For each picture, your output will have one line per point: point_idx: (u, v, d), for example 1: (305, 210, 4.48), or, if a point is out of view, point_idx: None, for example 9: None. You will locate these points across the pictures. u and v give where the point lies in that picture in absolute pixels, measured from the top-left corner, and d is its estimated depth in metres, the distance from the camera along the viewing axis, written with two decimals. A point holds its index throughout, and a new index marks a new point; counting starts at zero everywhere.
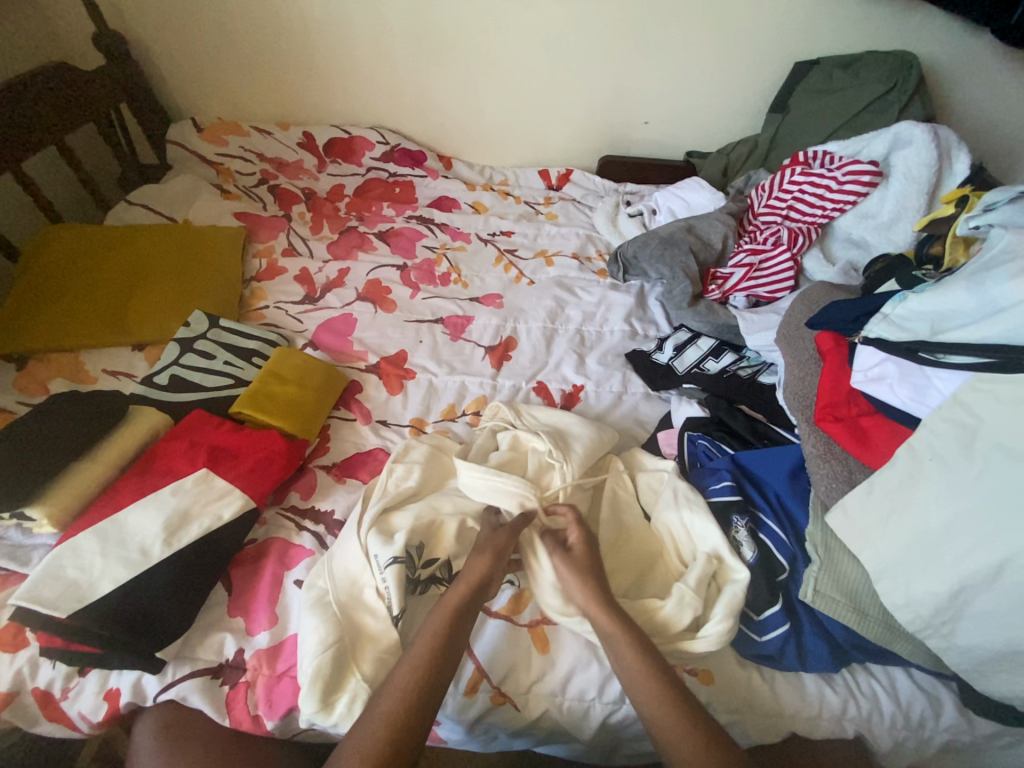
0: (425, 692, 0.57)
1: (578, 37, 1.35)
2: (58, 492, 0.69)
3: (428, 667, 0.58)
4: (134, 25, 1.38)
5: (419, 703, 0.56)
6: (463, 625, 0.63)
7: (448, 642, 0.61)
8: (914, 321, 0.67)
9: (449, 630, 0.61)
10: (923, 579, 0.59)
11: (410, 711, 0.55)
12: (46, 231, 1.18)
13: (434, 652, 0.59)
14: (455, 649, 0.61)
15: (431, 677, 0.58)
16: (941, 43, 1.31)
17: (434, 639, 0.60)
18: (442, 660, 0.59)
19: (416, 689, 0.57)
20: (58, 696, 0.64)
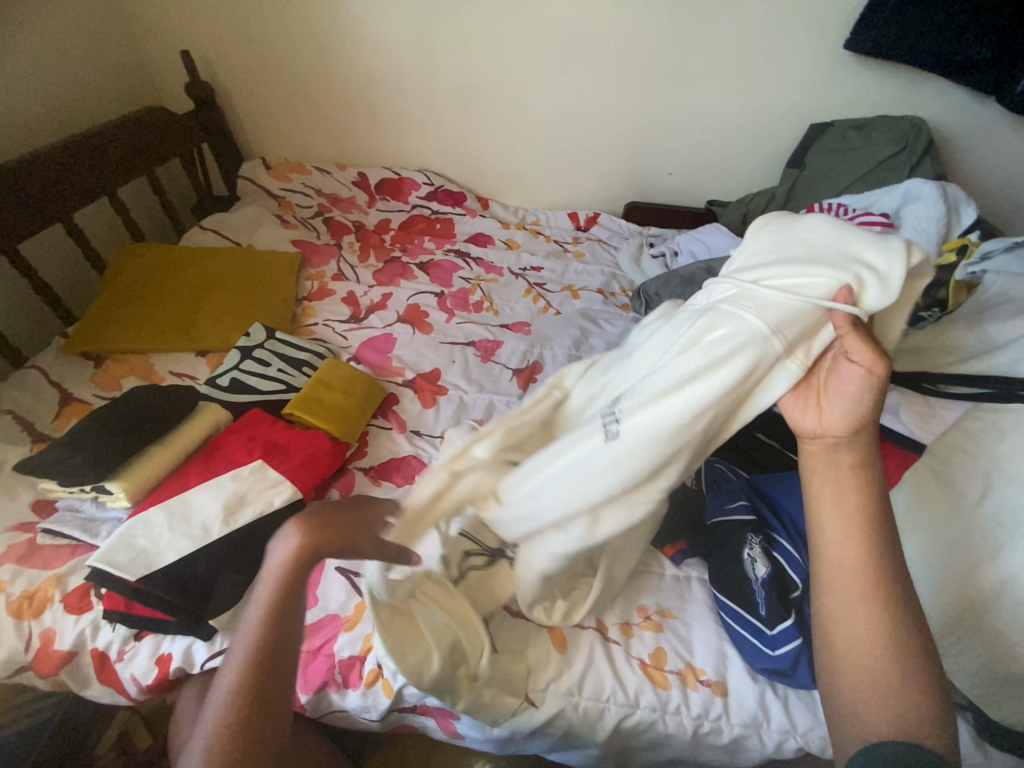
0: (271, 665, 0.50)
1: (610, 97, 1.51)
2: (133, 470, 0.78)
3: (266, 644, 0.51)
4: (222, 77, 1.59)
5: (265, 677, 0.50)
6: (299, 586, 0.53)
7: (286, 602, 0.53)
8: (918, 354, 0.73)
9: (286, 594, 0.53)
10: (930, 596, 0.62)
11: (255, 692, 0.49)
12: (130, 248, 1.33)
13: (269, 619, 0.52)
14: (295, 614, 0.53)
15: (272, 651, 0.51)
16: (948, 112, 1.42)
17: (270, 611, 0.52)
18: (278, 630, 0.52)
19: (262, 664, 0.50)
20: (114, 658, 0.69)
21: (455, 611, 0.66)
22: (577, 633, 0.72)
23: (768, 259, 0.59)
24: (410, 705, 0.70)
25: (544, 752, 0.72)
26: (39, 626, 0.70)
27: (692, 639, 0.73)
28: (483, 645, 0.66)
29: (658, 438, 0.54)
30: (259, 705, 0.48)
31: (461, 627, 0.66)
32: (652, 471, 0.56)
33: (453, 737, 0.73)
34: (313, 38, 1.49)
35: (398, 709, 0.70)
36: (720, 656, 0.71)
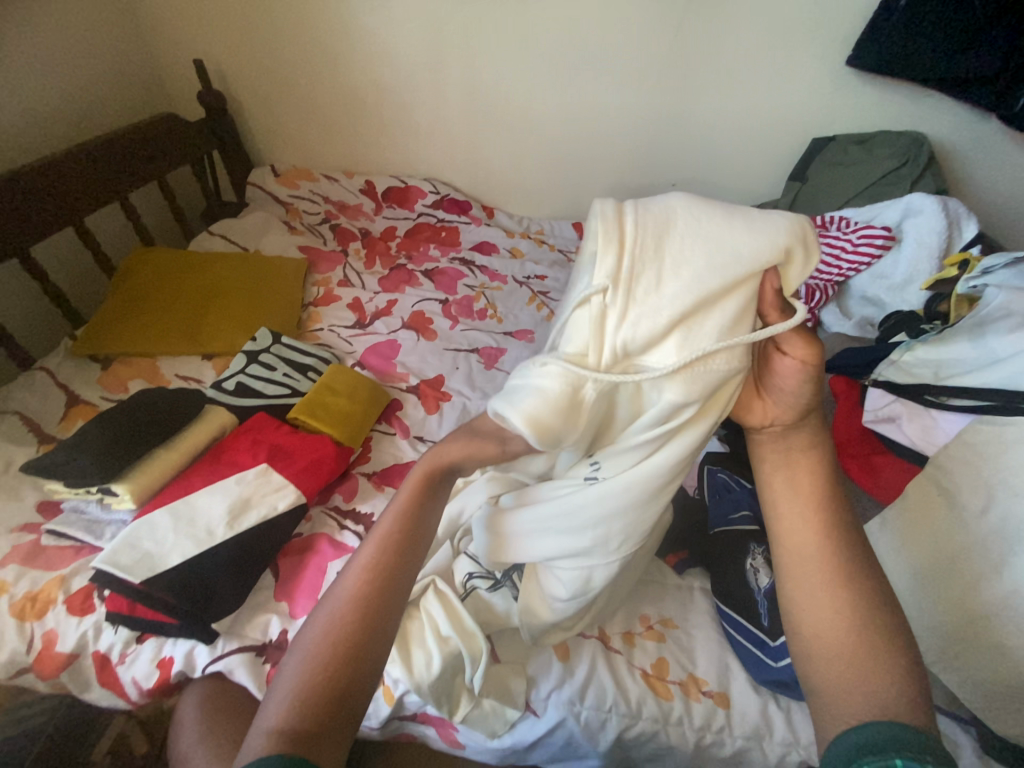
0: (375, 621, 0.45)
1: (615, 109, 1.53)
2: (138, 472, 0.78)
3: (377, 589, 0.47)
4: (233, 86, 1.62)
5: (368, 631, 0.44)
6: (422, 539, 0.51)
7: (405, 556, 0.49)
8: (920, 366, 0.75)
9: (408, 545, 0.50)
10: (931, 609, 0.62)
11: (348, 647, 0.43)
12: (139, 252, 1.35)
13: (386, 567, 0.48)
14: (409, 572, 0.49)
15: (380, 599, 0.46)
16: (949, 128, 1.44)
17: (386, 557, 0.48)
18: (390, 581, 0.47)
19: (364, 615, 0.45)
20: (115, 661, 0.69)
21: (456, 617, 0.67)
22: (579, 642, 0.72)
23: (671, 243, 0.49)
24: (411, 713, 0.70)
25: (545, 763, 0.72)
26: (41, 627, 0.70)
27: (695, 650, 0.73)
28: (477, 655, 0.66)
29: (639, 491, 0.56)
30: (350, 660, 0.43)
31: (456, 639, 0.66)
32: (626, 520, 0.58)
33: (453, 747, 0.72)
34: (324, 50, 1.52)
35: (399, 716, 0.70)
36: (723, 667, 0.71)
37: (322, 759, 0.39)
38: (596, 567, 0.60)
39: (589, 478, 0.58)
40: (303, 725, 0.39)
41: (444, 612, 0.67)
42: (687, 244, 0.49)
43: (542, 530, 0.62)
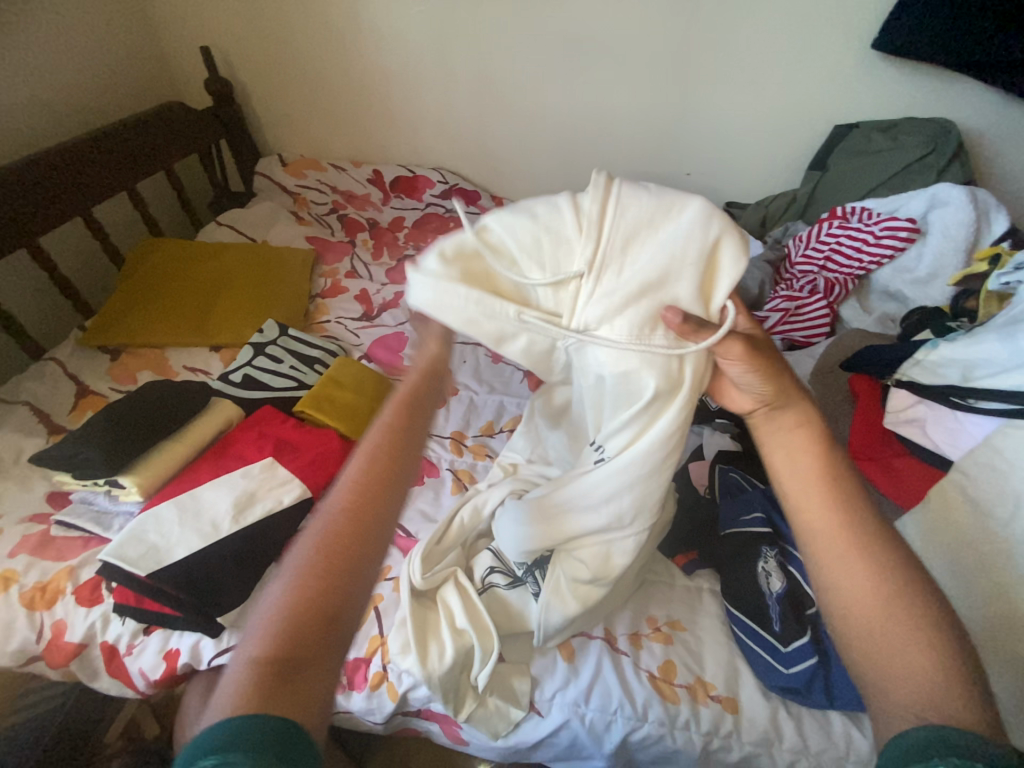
0: (360, 538, 0.45)
1: (628, 96, 1.48)
2: (144, 465, 0.78)
3: (360, 507, 0.46)
4: (240, 74, 1.60)
5: (349, 549, 0.44)
6: (407, 457, 0.50)
7: (392, 472, 0.49)
8: (946, 366, 0.70)
9: (392, 462, 0.49)
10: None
11: (332, 568, 0.43)
12: (147, 242, 1.34)
13: (371, 484, 0.47)
14: (395, 489, 0.48)
15: (365, 516, 0.46)
16: (978, 115, 1.38)
17: (369, 475, 0.48)
18: (376, 497, 0.47)
19: (349, 532, 0.45)
20: (123, 651, 0.70)
21: (471, 609, 0.67)
22: (586, 643, 0.71)
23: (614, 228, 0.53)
24: (415, 709, 0.69)
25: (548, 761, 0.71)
26: (51, 617, 0.71)
27: (706, 654, 0.71)
28: (487, 651, 0.65)
29: (640, 466, 0.56)
30: (334, 580, 0.43)
31: (468, 634, 0.66)
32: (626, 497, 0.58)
33: (456, 742, 0.72)
34: (331, 35, 1.49)
35: (403, 712, 0.70)
36: (733, 671, 0.70)
37: (302, 650, 0.40)
38: (615, 545, 0.62)
39: (597, 460, 0.60)
40: (284, 643, 0.40)
41: (460, 605, 0.67)
42: (649, 247, 0.53)
43: (561, 513, 0.63)
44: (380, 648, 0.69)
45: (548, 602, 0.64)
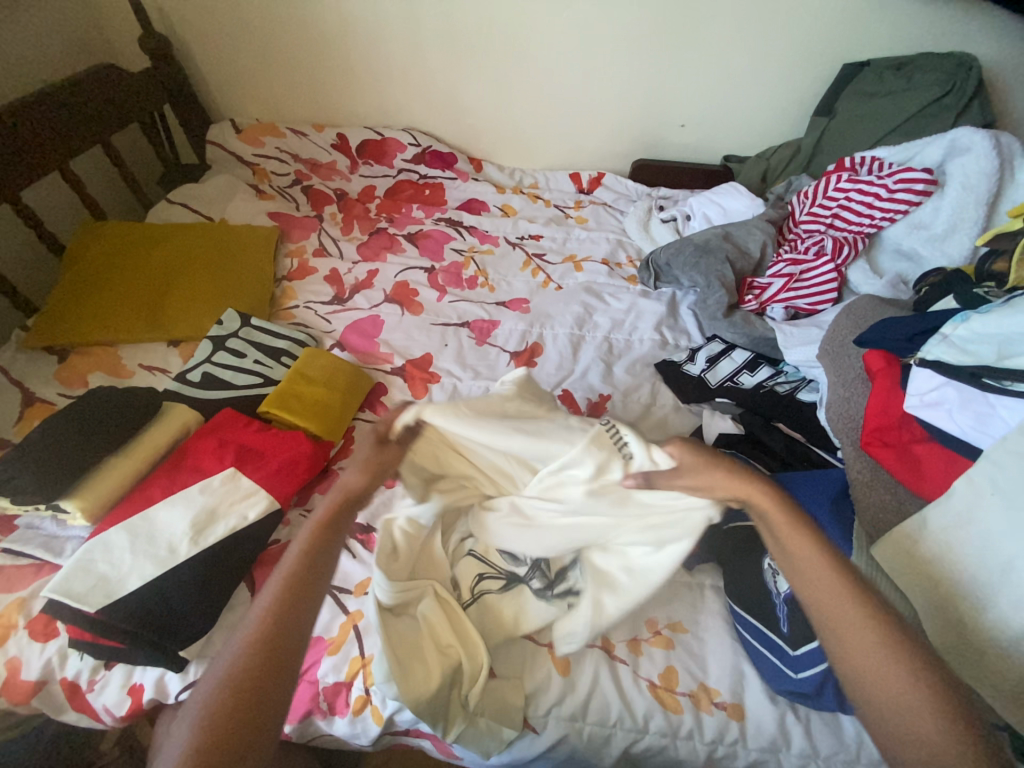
0: (280, 648, 0.50)
1: (615, 39, 1.33)
2: (92, 487, 0.71)
3: (278, 620, 0.51)
4: (180, 30, 1.43)
5: (265, 662, 0.49)
6: (319, 568, 0.56)
7: (307, 584, 0.54)
8: (977, 344, 0.65)
9: (305, 576, 0.55)
10: (963, 619, 0.55)
11: (246, 689, 0.47)
12: (90, 227, 1.22)
13: (287, 599, 0.53)
14: (310, 600, 0.54)
15: (283, 629, 0.51)
16: (1003, 45, 1.24)
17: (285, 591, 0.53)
18: (291, 610, 0.52)
19: (264, 652, 0.49)
20: (85, 687, 0.65)
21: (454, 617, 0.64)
22: (581, 655, 0.66)
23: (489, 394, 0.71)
24: (404, 729, 0.65)
25: None
26: (4, 655, 0.65)
27: (710, 659, 0.66)
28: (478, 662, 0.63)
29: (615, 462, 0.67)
30: (254, 694, 0.47)
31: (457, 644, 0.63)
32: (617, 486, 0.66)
33: (448, 756, 0.68)
34: None
35: (390, 733, 0.66)
36: (738, 677, 0.65)
37: None
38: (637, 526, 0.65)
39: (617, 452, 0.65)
40: (200, 761, 0.43)
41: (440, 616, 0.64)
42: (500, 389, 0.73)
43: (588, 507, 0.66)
44: (361, 669, 0.65)
45: (599, 597, 0.64)
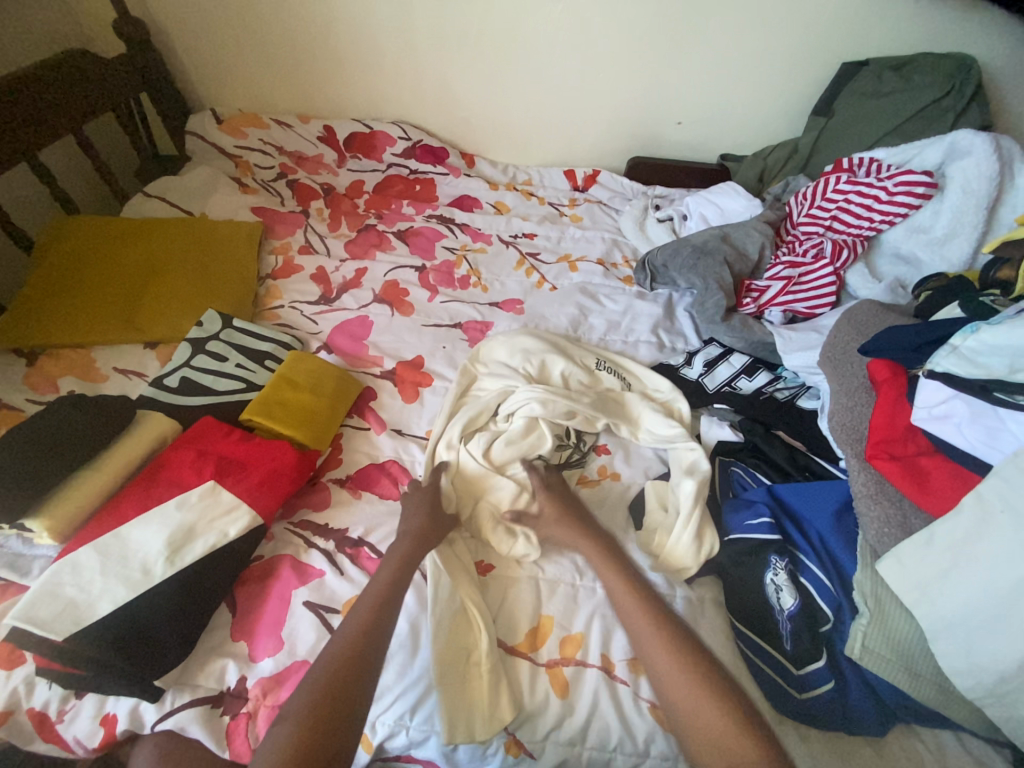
0: (338, 714, 0.53)
1: (613, 31, 1.29)
2: (60, 503, 0.66)
3: (340, 684, 0.54)
4: (156, 13, 1.35)
5: (327, 729, 0.51)
6: (379, 635, 0.59)
7: (366, 652, 0.57)
8: (988, 355, 0.62)
9: (365, 643, 0.58)
10: (966, 634, 0.55)
11: (339, 693, 0.54)
12: (61, 221, 1.15)
13: (350, 661, 0.56)
14: (370, 668, 0.57)
15: (345, 694, 0.54)
16: (1001, 46, 1.23)
17: (348, 653, 0.57)
18: (354, 674, 0.55)
19: (350, 667, 0.56)
20: (54, 718, 0.61)
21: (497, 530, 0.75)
22: (580, 676, 0.64)
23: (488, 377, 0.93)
24: (395, 755, 0.63)
25: None
26: None
27: None
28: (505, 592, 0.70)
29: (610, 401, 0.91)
30: (317, 766, 0.49)
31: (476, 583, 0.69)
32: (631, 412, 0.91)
33: None
34: None
35: (381, 759, 0.63)
36: None
37: None
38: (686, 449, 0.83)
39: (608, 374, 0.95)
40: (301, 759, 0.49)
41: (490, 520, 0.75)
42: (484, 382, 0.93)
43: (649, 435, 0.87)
44: None
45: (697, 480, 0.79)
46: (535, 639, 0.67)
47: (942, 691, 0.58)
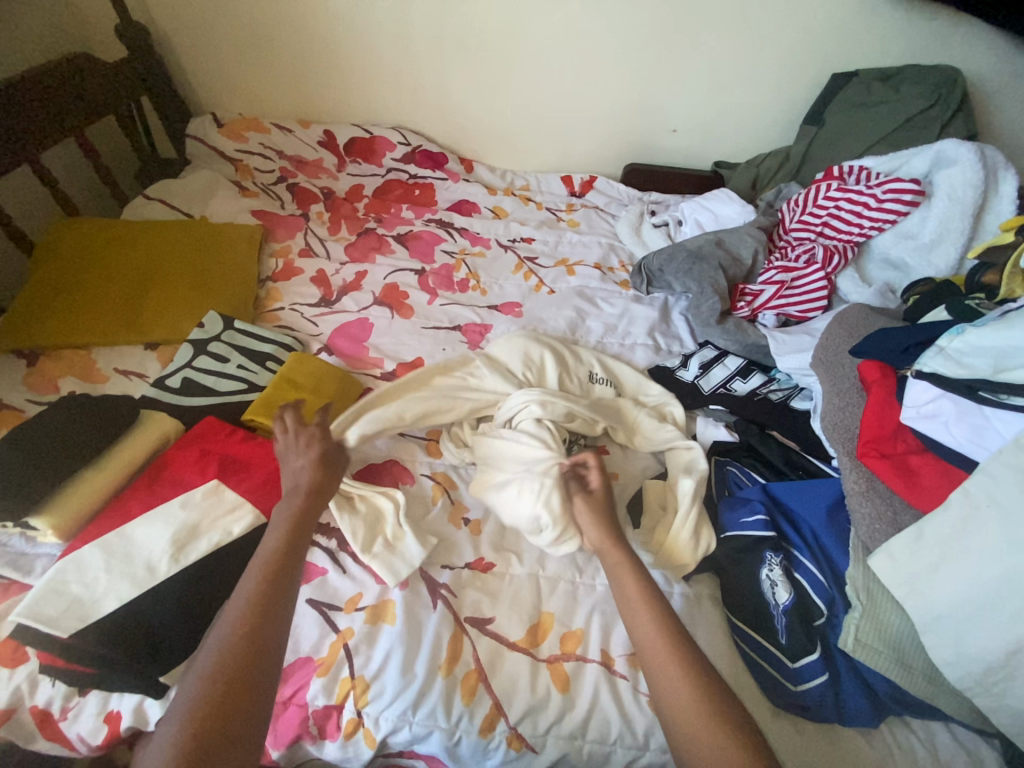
0: (244, 680, 0.49)
1: (610, 40, 1.32)
2: (64, 502, 0.67)
3: (247, 654, 0.50)
4: (158, 18, 1.37)
5: (232, 703, 0.47)
6: (275, 601, 0.55)
7: (269, 612, 0.54)
8: (973, 356, 0.65)
9: (268, 611, 0.53)
10: (956, 626, 0.56)
11: (243, 659, 0.50)
12: (61, 223, 1.16)
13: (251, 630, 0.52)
14: (275, 636, 0.53)
15: (249, 665, 0.50)
16: (985, 60, 1.27)
17: (249, 623, 0.52)
18: (255, 643, 0.51)
19: (253, 629, 0.52)
20: (57, 716, 0.61)
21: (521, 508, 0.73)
22: (580, 671, 0.65)
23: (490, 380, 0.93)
24: (397, 751, 0.63)
25: None
26: None
27: None
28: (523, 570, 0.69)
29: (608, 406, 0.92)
30: (213, 743, 0.45)
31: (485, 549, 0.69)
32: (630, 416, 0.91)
33: None
34: None
35: (383, 755, 0.64)
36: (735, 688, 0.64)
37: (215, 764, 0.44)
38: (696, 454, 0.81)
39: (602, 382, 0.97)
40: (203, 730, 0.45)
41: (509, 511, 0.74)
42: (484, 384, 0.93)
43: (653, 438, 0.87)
44: (352, 691, 0.62)
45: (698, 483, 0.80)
46: (535, 635, 0.67)
47: (932, 683, 0.60)
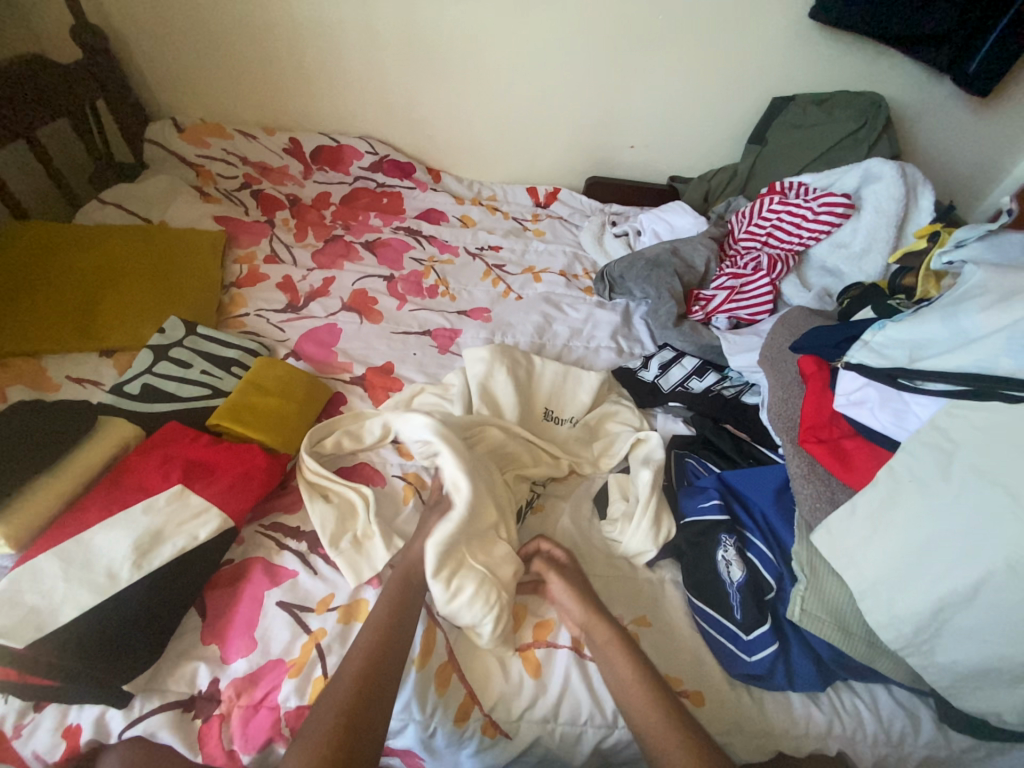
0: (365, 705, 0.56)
1: (571, 59, 1.39)
2: (15, 511, 0.64)
3: (368, 690, 0.57)
4: (115, 22, 1.34)
5: (352, 731, 0.54)
6: (400, 640, 0.62)
7: (389, 645, 0.61)
8: (892, 348, 0.73)
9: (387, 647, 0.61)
10: (888, 593, 0.62)
11: (367, 689, 0.57)
12: (8, 227, 1.11)
13: (375, 666, 0.59)
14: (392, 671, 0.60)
15: (371, 696, 0.57)
16: (903, 88, 1.41)
17: (373, 656, 0.60)
18: (378, 676, 0.58)
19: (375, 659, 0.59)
20: (9, 736, 0.58)
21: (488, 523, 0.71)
22: (551, 657, 0.67)
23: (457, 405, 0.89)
24: None
25: None
26: None
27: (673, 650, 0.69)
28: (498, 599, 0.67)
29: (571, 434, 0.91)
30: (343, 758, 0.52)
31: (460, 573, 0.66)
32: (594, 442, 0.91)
33: None
34: None
35: None
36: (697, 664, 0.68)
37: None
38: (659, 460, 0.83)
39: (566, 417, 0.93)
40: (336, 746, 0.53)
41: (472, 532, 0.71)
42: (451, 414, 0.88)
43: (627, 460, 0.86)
44: None
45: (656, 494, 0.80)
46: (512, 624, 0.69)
47: (871, 647, 0.66)
